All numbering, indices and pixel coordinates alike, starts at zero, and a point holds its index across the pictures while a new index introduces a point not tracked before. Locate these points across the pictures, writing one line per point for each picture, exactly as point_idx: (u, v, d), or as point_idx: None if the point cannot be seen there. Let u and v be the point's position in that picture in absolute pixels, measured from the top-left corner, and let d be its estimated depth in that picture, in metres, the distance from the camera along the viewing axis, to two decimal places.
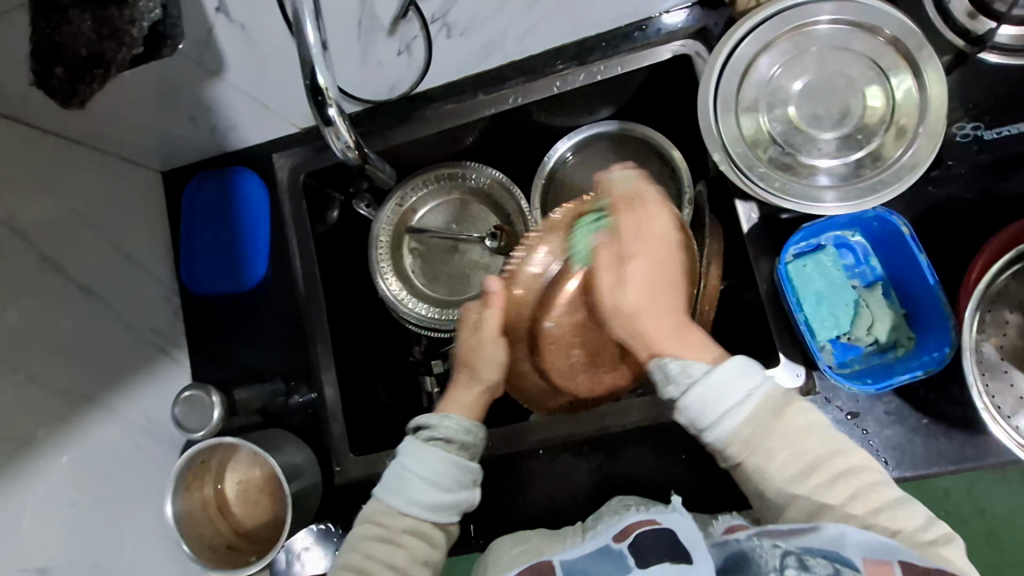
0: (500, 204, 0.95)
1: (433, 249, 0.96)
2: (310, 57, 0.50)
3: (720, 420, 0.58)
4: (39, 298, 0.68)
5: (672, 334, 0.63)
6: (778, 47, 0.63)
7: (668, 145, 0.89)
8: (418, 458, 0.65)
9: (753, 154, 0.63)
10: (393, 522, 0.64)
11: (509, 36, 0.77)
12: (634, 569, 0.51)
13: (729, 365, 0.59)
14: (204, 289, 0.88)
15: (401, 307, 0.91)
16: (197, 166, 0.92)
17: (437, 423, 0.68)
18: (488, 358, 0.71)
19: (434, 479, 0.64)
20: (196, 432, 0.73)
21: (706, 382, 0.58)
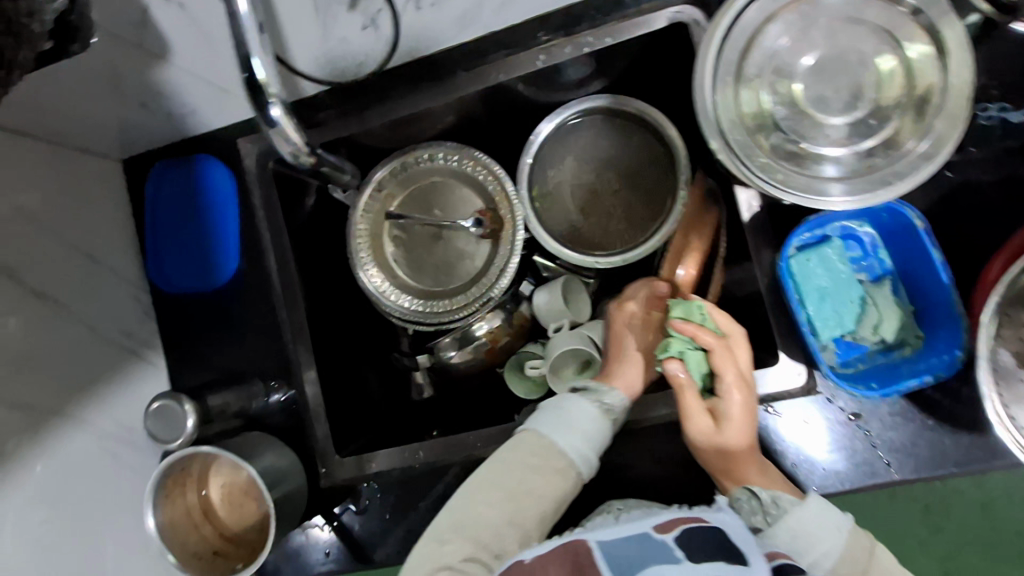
0: (483, 187, 0.89)
1: (416, 237, 0.92)
2: (244, 37, 0.45)
3: (812, 560, 0.56)
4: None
5: (757, 467, 0.63)
6: (785, 19, 0.56)
7: (663, 122, 0.84)
8: (576, 408, 0.65)
9: (753, 143, 0.56)
10: (551, 457, 0.63)
11: (487, 5, 0.69)
12: (684, 561, 0.48)
13: (815, 501, 0.59)
14: (176, 288, 0.84)
15: (383, 300, 0.86)
16: (159, 153, 0.86)
17: (605, 391, 0.67)
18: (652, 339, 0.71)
19: (588, 431, 0.64)
20: (172, 443, 0.70)
21: (802, 515, 0.57)
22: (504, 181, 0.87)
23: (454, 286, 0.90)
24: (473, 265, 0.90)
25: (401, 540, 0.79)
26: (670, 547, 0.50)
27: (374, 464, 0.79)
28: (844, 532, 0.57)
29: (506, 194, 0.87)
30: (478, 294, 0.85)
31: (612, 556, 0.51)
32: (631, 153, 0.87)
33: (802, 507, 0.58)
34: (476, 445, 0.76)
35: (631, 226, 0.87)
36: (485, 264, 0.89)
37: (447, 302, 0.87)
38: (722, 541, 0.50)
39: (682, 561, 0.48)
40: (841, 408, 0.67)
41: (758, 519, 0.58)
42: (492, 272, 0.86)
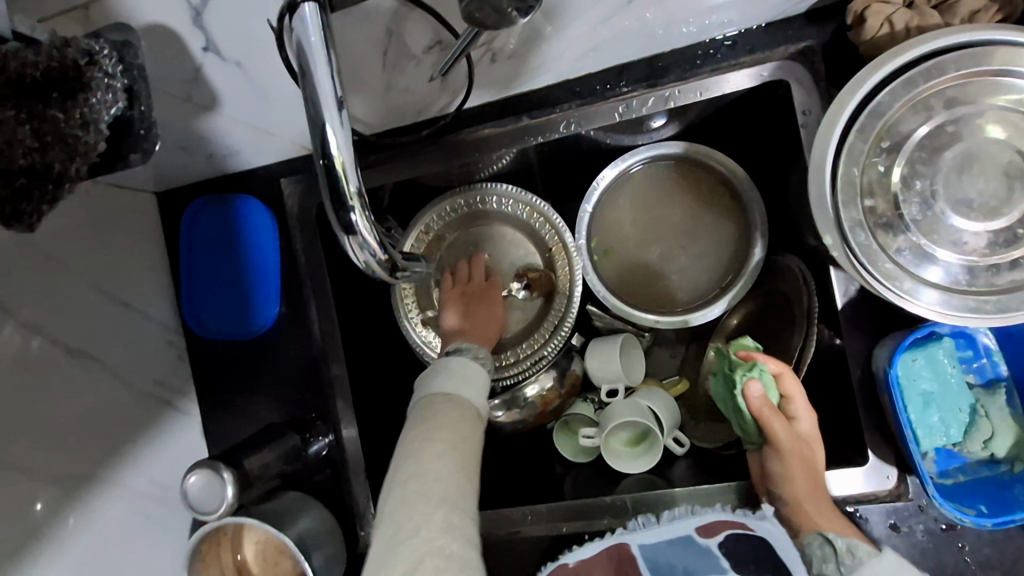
0: (539, 235, 0.83)
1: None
2: (321, 114, 0.40)
3: None
4: (27, 378, 0.59)
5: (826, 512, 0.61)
6: (926, 105, 0.49)
7: (739, 175, 0.77)
8: (465, 370, 0.64)
9: (879, 245, 0.50)
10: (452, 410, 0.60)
11: (566, 56, 0.62)
12: (730, 571, 0.52)
13: (891, 557, 0.54)
14: (209, 332, 0.78)
15: (429, 353, 0.81)
16: (195, 187, 0.80)
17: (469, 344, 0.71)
18: (490, 312, 0.79)
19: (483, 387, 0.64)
20: (210, 514, 0.66)
21: (878, 566, 0.53)
22: (564, 232, 0.80)
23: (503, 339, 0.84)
24: (524, 317, 0.85)
25: None
26: (715, 554, 0.54)
27: None
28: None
29: (565, 245, 0.80)
30: (533, 351, 0.81)
31: (654, 559, 0.57)
32: (699, 205, 0.81)
33: (881, 560, 0.54)
34: (527, 521, 0.72)
35: (697, 285, 0.81)
36: (537, 317, 0.84)
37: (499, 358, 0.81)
38: (767, 552, 0.54)
39: (728, 569, 0.52)
40: (934, 517, 0.61)
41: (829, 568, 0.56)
42: (548, 329, 0.80)
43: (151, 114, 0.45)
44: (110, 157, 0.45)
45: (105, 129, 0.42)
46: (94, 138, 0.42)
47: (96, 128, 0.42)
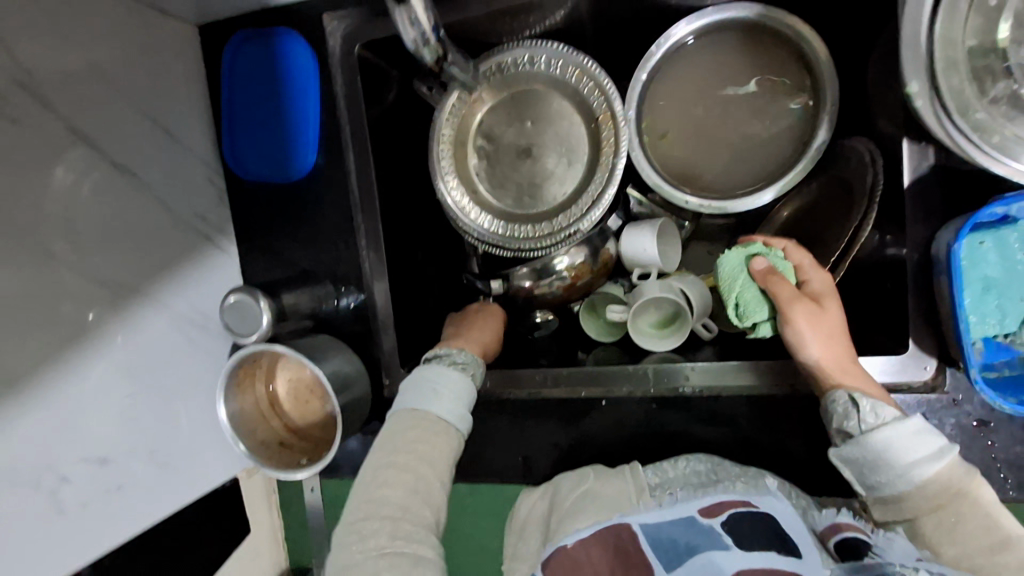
0: (587, 103, 0.78)
1: (500, 151, 0.83)
2: None
3: (897, 471, 0.52)
4: (77, 180, 0.61)
5: (851, 371, 0.58)
6: None
7: (816, 43, 0.69)
8: (443, 377, 0.65)
9: (970, 93, 0.45)
10: (423, 423, 0.61)
11: None
12: (734, 547, 0.52)
13: (916, 420, 0.53)
14: (250, 174, 0.79)
15: (461, 216, 0.79)
16: (238, 21, 0.78)
17: (456, 353, 0.69)
18: (489, 319, 0.79)
19: (457, 390, 0.64)
20: (245, 337, 0.70)
21: (897, 430, 0.52)
22: (613, 97, 0.75)
23: (536, 212, 0.81)
24: (562, 190, 0.81)
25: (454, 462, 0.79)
26: (720, 532, 0.55)
27: None
28: (944, 455, 0.51)
29: (612, 113, 0.75)
30: (564, 222, 0.77)
31: (657, 538, 0.56)
32: (764, 80, 0.75)
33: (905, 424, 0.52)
34: (543, 382, 0.73)
35: (749, 170, 0.77)
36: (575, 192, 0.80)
37: (533, 228, 0.78)
38: (775, 530, 0.55)
39: (731, 546, 0.52)
40: (967, 413, 0.59)
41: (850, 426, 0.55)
42: (585, 200, 0.77)
43: None
44: None
45: None
46: None
47: None
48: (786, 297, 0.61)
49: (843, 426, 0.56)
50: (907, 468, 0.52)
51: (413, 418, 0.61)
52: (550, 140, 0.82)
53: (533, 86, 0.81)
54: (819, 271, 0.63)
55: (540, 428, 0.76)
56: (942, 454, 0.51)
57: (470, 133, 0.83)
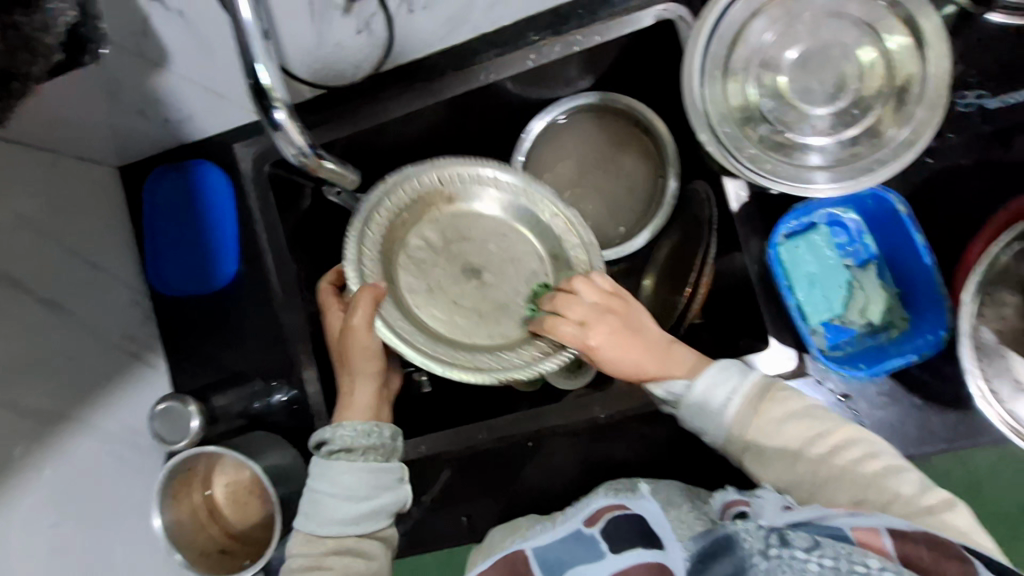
0: (567, 259, 0.74)
1: (439, 257, 0.76)
2: (251, 47, 0.44)
3: (714, 430, 0.60)
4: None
5: (654, 364, 0.62)
6: (769, 13, 0.60)
7: (652, 116, 0.85)
8: (325, 477, 0.62)
9: (741, 135, 0.60)
10: (335, 538, 0.62)
11: (476, 7, 0.71)
12: (607, 553, 0.56)
13: (701, 382, 0.60)
14: (175, 291, 0.85)
15: (387, 330, 0.65)
16: (155, 158, 0.87)
17: (332, 434, 0.64)
18: (358, 348, 0.66)
19: (348, 492, 0.61)
20: (179, 443, 0.72)
21: (689, 396, 0.60)
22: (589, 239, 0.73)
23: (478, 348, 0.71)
24: (471, 314, 0.75)
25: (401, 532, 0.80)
26: (596, 539, 0.59)
27: None
28: (737, 393, 0.59)
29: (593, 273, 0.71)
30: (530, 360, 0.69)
31: (546, 559, 0.61)
32: (622, 148, 0.89)
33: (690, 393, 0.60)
34: (479, 437, 0.79)
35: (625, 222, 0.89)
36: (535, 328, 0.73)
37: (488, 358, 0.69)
38: (644, 531, 0.57)
39: (605, 553, 0.57)
40: (831, 389, 0.67)
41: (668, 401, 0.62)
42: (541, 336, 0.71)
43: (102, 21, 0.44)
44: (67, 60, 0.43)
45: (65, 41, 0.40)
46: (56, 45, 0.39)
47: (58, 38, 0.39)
48: (565, 321, 0.63)
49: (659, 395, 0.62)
50: (721, 420, 0.59)
51: (308, 538, 0.62)
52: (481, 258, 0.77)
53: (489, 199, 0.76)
54: (591, 291, 0.64)
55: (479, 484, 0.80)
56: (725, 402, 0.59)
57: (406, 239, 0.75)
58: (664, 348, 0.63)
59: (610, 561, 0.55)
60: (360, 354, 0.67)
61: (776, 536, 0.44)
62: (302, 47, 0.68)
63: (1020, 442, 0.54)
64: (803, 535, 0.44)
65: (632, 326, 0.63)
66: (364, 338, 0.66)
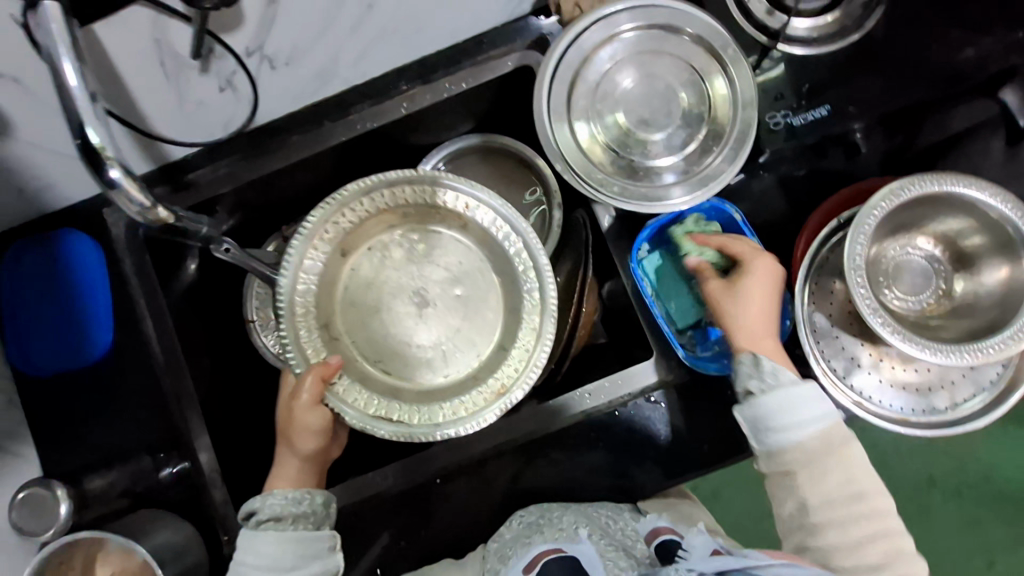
0: (518, 281, 0.68)
1: (396, 271, 0.73)
2: (78, 112, 0.43)
3: (777, 430, 0.60)
4: None
5: (770, 343, 0.65)
6: (601, 55, 0.66)
7: (528, 153, 0.88)
8: (251, 549, 0.59)
9: (592, 163, 0.66)
10: None
11: (341, 61, 0.73)
12: None
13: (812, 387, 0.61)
14: (42, 370, 0.78)
15: (335, 402, 0.62)
16: (15, 232, 0.81)
17: (266, 502, 0.62)
18: (306, 421, 0.63)
19: (271, 565, 0.59)
20: (43, 533, 0.66)
21: (789, 391, 0.61)
22: (546, 283, 0.66)
23: (403, 398, 0.67)
24: (414, 347, 0.72)
25: None
26: None
27: None
28: (825, 420, 0.61)
29: (544, 303, 0.66)
30: (463, 413, 0.64)
31: None
32: (508, 182, 0.91)
33: (799, 387, 0.60)
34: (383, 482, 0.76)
35: None
36: (476, 371, 0.70)
37: (410, 413, 0.64)
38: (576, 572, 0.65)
39: None
40: None
41: (754, 383, 0.62)
42: (507, 368, 0.66)
43: None
44: None
45: None
46: None
47: None
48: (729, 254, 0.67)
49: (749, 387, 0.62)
50: (787, 428, 0.60)
51: None
52: (441, 283, 0.73)
53: (466, 227, 0.71)
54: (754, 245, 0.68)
55: (393, 532, 0.77)
56: (820, 419, 0.61)
57: (362, 246, 0.72)
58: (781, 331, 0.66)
59: None
60: (303, 426, 0.63)
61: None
62: (160, 107, 0.67)
63: (857, 411, 0.62)
64: None
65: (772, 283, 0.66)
66: (306, 416, 0.63)
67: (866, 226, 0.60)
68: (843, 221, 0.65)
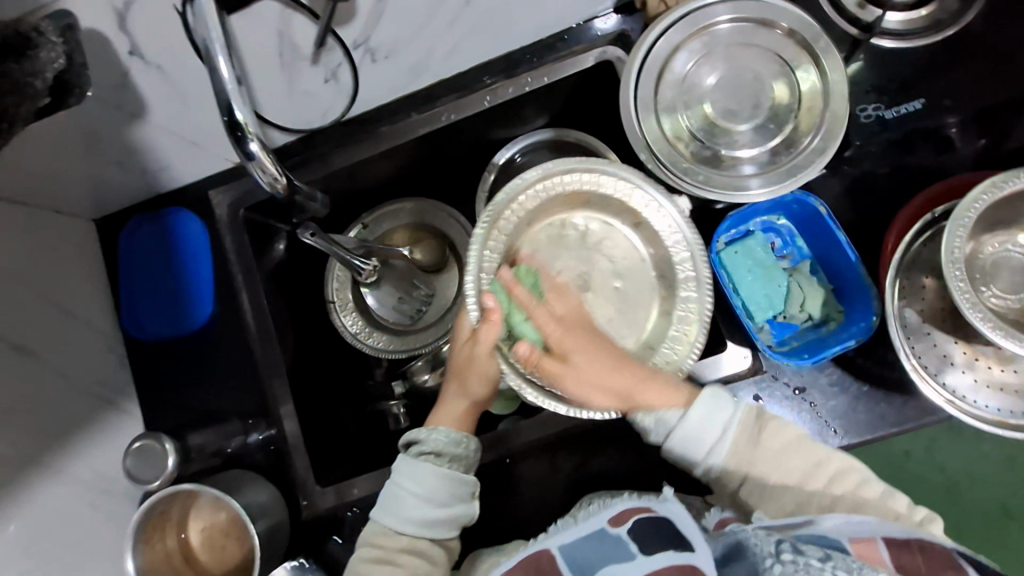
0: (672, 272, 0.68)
1: (567, 251, 0.73)
2: (225, 92, 0.49)
3: (714, 459, 0.65)
4: None
5: (633, 392, 0.64)
6: (689, 48, 0.68)
7: (602, 147, 0.89)
8: (411, 477, 0.67)
9: (677, 152, 0.67)
10: (392, 539, 0.67)
11: (434, 56, 0.77)
12: (637, 555, 0.56)
13: (694, 412, 0.64)
14: (151, 336, 0.87)
15: (502, 360, 0.64)
16: (132, 210, 0.89)
17: (433, 437, 0.69)
18: (482, 369, 0.67)
19: (427, 496, 0.66)
20: (153, 481, 0.73)
21: (683, 426, 0.64)
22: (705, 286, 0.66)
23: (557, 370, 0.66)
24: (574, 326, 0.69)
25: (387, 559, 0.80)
26: (624, 541, 0.59)
27: (356, 490, 0.79)
28: (733, 425, 0.65)
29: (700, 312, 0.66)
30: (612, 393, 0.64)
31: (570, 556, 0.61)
32: None
33: (682, 420, 0.64)
34: None
35: None
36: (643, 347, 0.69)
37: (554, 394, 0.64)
38: (669, 529, 0.58)
39: (635, 554, 0.57)
40: (786, 382, 0.72)
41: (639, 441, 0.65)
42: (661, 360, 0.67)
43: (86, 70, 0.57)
44: (55, 101, 0.59)
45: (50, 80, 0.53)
46: (42, 85, 0.52)
47: (44, 78, 0.52)
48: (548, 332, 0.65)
49: (651, 437, 0.66)
50: (757, 447, 0.64)
51: (384, 532, 0.67)
52: (605, 273, 0.72)
53: (640, 224, 0.70)
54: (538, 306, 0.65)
55: None
56: (727, 428, 0.64)
57: (543, 219, 0.73)
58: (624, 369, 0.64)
59: (639, 562, 0.55)
60: (478, 371, 0.67)
61: (788, 547, 0.51)
62: (273, 95, 0.73)
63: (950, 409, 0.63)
64: (814, 548, 0.51)
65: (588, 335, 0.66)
66: (486, 364, 0.66)
67: (968, 217, 0.59)
68: (939, 215, 0.66)
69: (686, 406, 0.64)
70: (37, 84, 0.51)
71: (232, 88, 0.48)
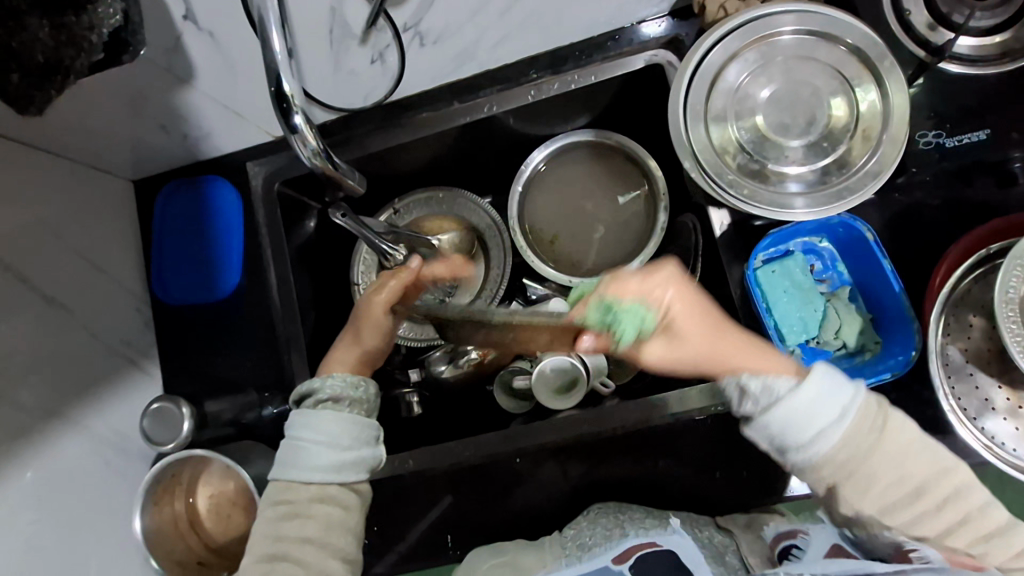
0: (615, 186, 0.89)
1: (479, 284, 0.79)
2: (275, 64, 0.49)
3: (812, 440, 0.55)
4: (20, 311, 0.66)
5: (722, 346, 0.58)
6: (745, 56, 0.66)
7: (644, 153, 0.87)
8: (309, 425, 0.66)
9: (723, 163, 0.66)
10: (299, 494, 0.64)
11: (482, 46, 0.76)
12: None
13: (810, 387, 0.55)
14: (175, 300, 0.87)
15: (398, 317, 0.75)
16: (169, 174, 0.90)
17: (325, 384, 0.68)
18: (381, 307, 0.75)
19: (327, 440, 0.65)
20: (167, 443, 0.75)
21: (792, 401, 0.55)
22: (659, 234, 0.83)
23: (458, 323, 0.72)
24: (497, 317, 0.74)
25: (379, 544, 0.79)
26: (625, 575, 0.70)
27: None
28: (844, 418, 0.55)
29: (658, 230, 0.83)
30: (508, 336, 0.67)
31: None
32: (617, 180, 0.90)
33: (797, 392, 0.55)
34: (466, 454, 0.77)
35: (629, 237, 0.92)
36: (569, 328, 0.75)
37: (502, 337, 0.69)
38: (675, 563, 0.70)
39: None
40: None
41: (752, 408, 0.57)
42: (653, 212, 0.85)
43: (142, 29, 0.55)
44: (110, 58, 0.56)
45: (105, 35, 0.53)
46: (98, 40, 0.53)
47: (99, 33, 0.52)
48: (637, 290, 0.56)
49: (752, 418, 0.57)
50: (819, 429, 0.55)
51: (289, 488, 0.64)
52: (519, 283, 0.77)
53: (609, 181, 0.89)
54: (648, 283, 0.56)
55: (464, 502, 0.79)
56: (834, 418, 0.55)
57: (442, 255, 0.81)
58: (741, 339, 0.59)
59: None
60: (378, 310, 0.75)
61: None
62: (319, 73, 0.73)
63: (988, 455, 0.60)
64: None
65: (695, 300, 0.58)
66: (379, 314, 0.75)
67: None
68: (995, 252, 0.65)
69: (801, 377, 0.56)
70: (92, 38, 0.52)
71: (284, 61, 0.48)
